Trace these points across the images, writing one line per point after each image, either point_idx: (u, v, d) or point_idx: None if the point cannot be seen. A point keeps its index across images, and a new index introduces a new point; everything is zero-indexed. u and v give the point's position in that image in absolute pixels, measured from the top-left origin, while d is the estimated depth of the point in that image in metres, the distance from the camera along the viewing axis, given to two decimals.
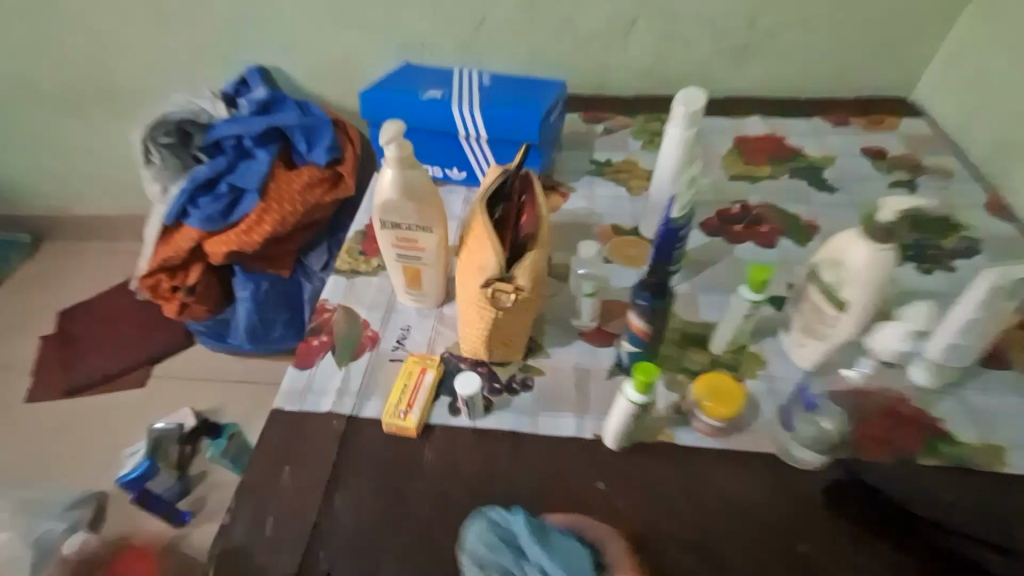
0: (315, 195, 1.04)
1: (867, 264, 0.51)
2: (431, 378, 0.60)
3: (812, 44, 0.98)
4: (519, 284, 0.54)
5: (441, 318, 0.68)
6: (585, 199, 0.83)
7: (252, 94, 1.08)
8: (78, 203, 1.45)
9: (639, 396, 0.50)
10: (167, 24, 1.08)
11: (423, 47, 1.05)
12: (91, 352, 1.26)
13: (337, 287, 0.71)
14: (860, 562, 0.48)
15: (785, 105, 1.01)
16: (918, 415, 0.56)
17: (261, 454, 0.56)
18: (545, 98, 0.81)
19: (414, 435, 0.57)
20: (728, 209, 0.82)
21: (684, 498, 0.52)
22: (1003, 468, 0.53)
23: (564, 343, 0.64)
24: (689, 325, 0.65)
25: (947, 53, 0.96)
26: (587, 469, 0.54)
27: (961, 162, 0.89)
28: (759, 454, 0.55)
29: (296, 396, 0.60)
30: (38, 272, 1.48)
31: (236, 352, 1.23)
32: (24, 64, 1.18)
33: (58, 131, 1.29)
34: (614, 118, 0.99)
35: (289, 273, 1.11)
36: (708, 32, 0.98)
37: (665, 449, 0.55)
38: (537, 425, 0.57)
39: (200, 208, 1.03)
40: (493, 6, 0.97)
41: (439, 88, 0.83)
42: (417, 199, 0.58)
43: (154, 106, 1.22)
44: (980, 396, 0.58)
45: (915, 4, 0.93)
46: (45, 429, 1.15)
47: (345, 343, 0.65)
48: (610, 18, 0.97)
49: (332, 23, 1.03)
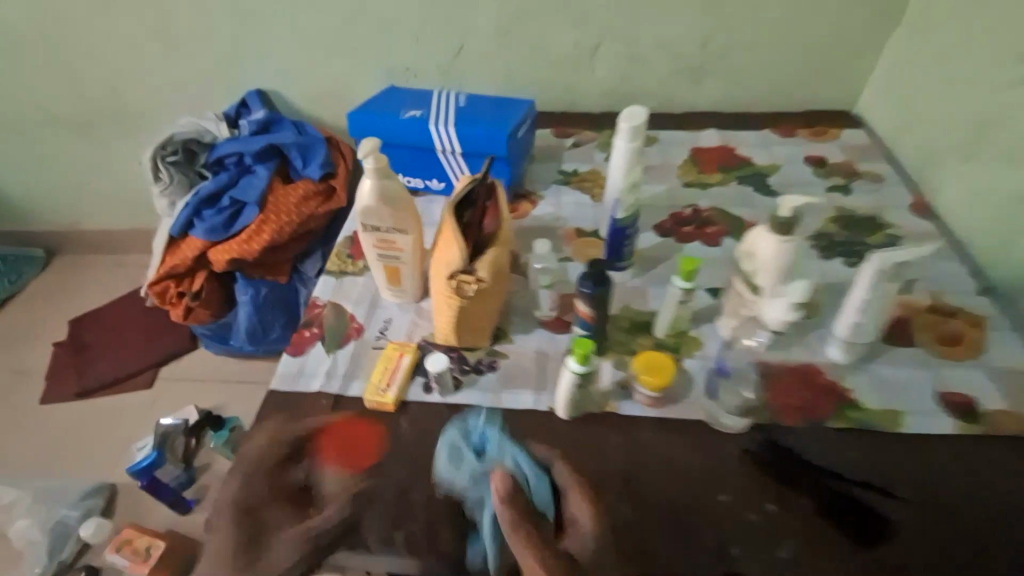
0: (310, 207, 1.13)
1: (775, 254, 0.59)
2: (408, 361, 0.68)
3: (761, 63, 1.08)
4: (479, 276, 0.63)
5: (419, 311, 0.76)
6: (552, 206, 0.91)
7: (252, 115, 1.19)
8: (90, 218, 1.55)
9: (579, 366, 0.58)
10: (177, 55, 1.19)
11: (408, 71, 1.15)
12: (101, 356, 1.34)
13: (327, 286, 0.80)
14: (774, 509, 0.55)
15: (739, 118, 1.10)
16: (832, 387, 0.64)
17: (258, 427, 0.64)
18: (514, 116, 0.91)
19: (392, 409, 0.65)
20: (681, 212, 0.89)
21: (623, 459, 0.60)
22: (901, 428, 0.61)
23: (526, 331, 0.73)
24: (638, 314, 0.74)
25: (880, 70, 1.06)
26: (541, 436, 0.62)
27: (892, 168, 0.97)
28: (692, 422, 0.62)
29: (290, 378, 0.69)
30: (51, 284, 1.57)
31: (237, 355, 1.31)
32: (45, 92, 1.28)
33: (74, 152, 1.40)
34: (583, 133, 1.08)
35: (286, 279, 1.20)
36: (665, 55, 1.08)
37: (610, 418, 0.63)
38: (500, 400, 0.66)
39: (204, 220, 1.13)
40: (471, 35, 1.08)
41: (417, 107, 0.92)
42: (393, 205, 0.67)
43: (163, 128, 1.33)
44: (888, 369, 0.66)
45: (849, 28, 1.03)
46: (60, 428, 1.23)
47: (334, 333, 0.74)
48: (576, 43, 1.08)
49: (325, 51, 1.14)
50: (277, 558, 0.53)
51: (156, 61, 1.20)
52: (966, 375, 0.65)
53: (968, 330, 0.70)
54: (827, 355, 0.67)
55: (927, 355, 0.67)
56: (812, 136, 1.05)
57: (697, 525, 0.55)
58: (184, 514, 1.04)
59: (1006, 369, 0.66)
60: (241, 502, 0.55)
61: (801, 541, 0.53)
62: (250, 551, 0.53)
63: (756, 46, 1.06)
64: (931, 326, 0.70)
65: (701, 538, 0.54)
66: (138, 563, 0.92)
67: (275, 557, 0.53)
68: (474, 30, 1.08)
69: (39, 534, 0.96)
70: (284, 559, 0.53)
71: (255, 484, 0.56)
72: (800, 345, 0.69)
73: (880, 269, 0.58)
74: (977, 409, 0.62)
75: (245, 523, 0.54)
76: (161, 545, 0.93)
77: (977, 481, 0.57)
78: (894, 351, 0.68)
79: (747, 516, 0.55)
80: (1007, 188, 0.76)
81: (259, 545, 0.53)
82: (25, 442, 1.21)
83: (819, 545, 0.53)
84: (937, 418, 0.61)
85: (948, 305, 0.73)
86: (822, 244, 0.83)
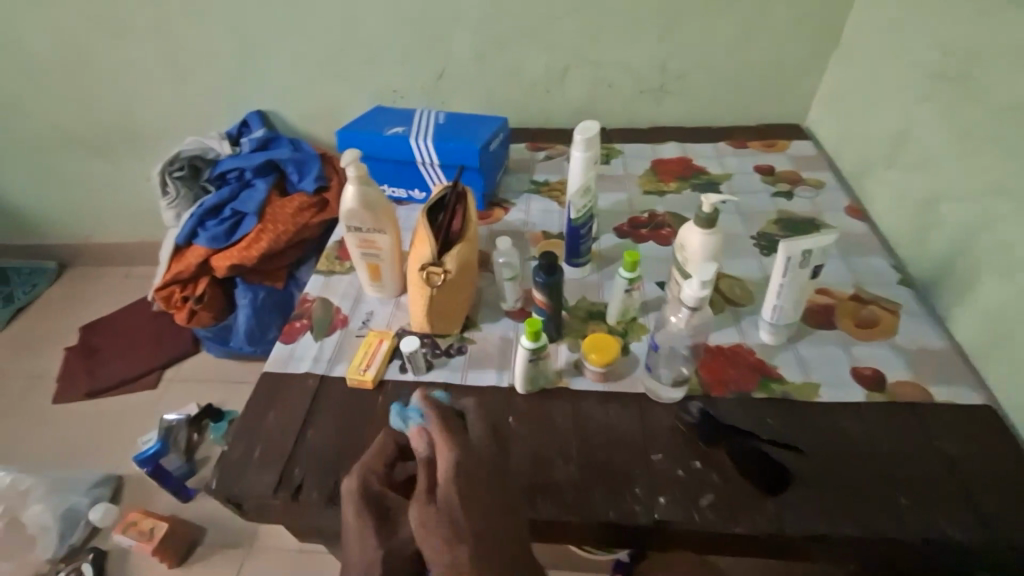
0: (305, 218, 1.23)
1: (702, 244, 0.69)
2: (386, 346, 0.77)
3: (714, 84, 1.19)
4: (447, 268, 0.72)
5: (398, 304, 0.85)
6: (522, 212, 1.01)
7: (253, 134, 1.30)
8: (102, 232, 1.66)
9: (531, 342, 0.67)
10: (185, 81, 1.30)
11: (396, 94, 1.26)
12: (110, 360, 1.43)
13: (317, 283, 0.89)
14: (699, 467, 0.64)
15: (698, 132, 1.21)
16: (759, 364, 0.73)
17: (253, 403, 0.73)
18: (487, 132, 1.01)
19: (371, 387, 0.74)
20: (638, 216, 0.98)
21: (571, 425, 0.69)
22: (816, 397, 0.69)
23: (493, 320, 0.82)
24: (593, 305, 0.83)
25: (822, 88, 1.16)
26: (502, 408, 0.71)
27: (832, 175, 1.06)
28: (633, 394, 0.71)
29: (282, 362, 0.78)
30: (63, 294, 1.67)
31: (236, 357, 1.40)
32: (64, 116, 1.40)
33: (88, 170, 1.51)
34: (554, 147, 1.18)
35: (282, 284, 1.30)
36: (628, 76, 1.19)
37: (562, 392, 0.72)
38: (466, 377, 0.74)
39: (207, 229, 1.23)
40: (451, 61, 1.20)
41: (400, 125, 1.02)
42: (372, 208, 0.76)
43: (171, 147, 1.44)
44: (810, 349, 0.75)
45: (792, 51, 1.14)
46: (70, 426, 1.32)
47: (322, 323, 0.83)
48: (547, 67, 1.19)
49: (320, 76, 1.25)
50: (412, 527, 0.56)
51: (166, 87, 1.32)
52: (877, 352, 0.74)
53: (884, 315, 0.79)
54: (760, 338, 0.76)
55: (845, 337, 0.76)
56: (762, 148, 1.15)
57: (632, 480, 0.64)
58: (185, 502, 1.11)
59: (915, 348, 0.75)
60: (373, 484, 0.58)
61: (719, 491, 0.62)
62: (383, 524, 0.56)
63: (710, 68, 1.17)
64: (852, 312, 0.79)
65: (636, 490, 0.63)
66: (144, 542, 1.00)
67: (409, 528, 0.56)
68: (454, 56, 1.19)
69: (52, 519, 1.03)
70: (418, 529, 0.56)
71: (376, 473, 0.59)
72: (736, 330, 0.77)
73: (791, 256, 0.67)
74: (884, 381, 0.71)
75: (378, 507, 0.56)
76: (165, 526, 1.01)
77: (874, 442, 0.65)
78: (816, 333, 0.77)
79: (675, 472, 0.64)
80: (918, 191, 0.86)
81: (389, 520, 0.56)
82: (39, 439, 1.29)
83: (734, 494, 0.62)
84: (848, 389, 0.70)
85: (869, 294, 0.82)
86: (764, 243, 0.91)
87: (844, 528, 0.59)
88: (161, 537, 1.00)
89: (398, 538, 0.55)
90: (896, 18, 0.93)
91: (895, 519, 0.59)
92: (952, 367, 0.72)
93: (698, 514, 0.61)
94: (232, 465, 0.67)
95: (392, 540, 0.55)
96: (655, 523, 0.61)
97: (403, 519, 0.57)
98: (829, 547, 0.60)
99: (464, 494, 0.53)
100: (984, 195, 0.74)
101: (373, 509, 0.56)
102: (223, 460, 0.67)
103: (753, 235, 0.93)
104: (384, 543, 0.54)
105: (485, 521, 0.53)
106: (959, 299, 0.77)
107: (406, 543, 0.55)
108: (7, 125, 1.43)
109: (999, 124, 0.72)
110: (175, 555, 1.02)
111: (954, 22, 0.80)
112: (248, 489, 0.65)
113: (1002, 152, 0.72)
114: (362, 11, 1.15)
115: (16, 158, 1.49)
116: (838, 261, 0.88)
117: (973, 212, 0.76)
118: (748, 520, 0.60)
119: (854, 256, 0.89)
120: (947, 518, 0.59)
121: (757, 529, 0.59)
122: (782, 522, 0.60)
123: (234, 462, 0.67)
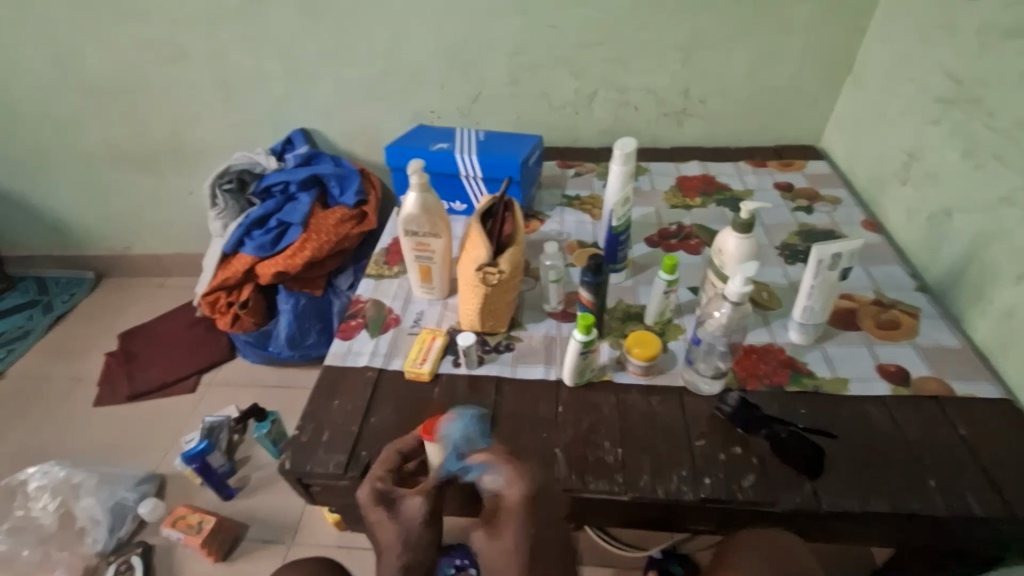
0: (346, 229, 1.31)
1: (738, 248, 0.75)
2: (439, 343, 0.82)
3: (733, 107, 1.27)
4: (501, 268, 0.77)
5: (447, 305, 0.91)
6: (556, 223, 1.07)
7: (297, 150, 1.38)
8: (141, 244, 1.73)
9: (582, 336, 0.72)
10: (234, 102, 1.39)
11: (432, 114, 1.35)
12: (149, 364, 1.49)
13: (367, 286, 0.95)
14: (739, 452, 0.69)
15: (718, 152, 1.28)
16: (791, 361, 0.78)
17: (317, 391, 0.78)
18: (525, 147, 1.08)
19: (427, 379, 0.78)
20: (666, 228, 1.05)
21: (616, 413, 0.74)
22: (845, 391, 0.74)
23: (537, 320, 0.87)
24: (630, 307, 0.88)
25: (836, 112, 1.24)
26: (552, 398, 0.76)
27: (847, 192, 1.13)
28: (673, 387, 0.76)
29: (341, 356, 0.83)
30: (101, 302, 1.73)
31: (272, 362, 1.45)
32: (115, 133, 1.48)
33: (132, 184, 1.58)
34: (582, 165, 1.26)
35: (321, 291, 1.36)
36: (653, 100, 1.27)
37: (606, 385, 0.77)
38: (516, 371, 0.79)
39: (254, 239, 1.31)
40: (486, 85, 1.28)
41: (444, 141, 1.10)
42: (430, 213, 0.83)
43: (216, 162, 1.51)
44: (837, 347, 0.80)
45: (807, 78, 1.22)
46: (111, 427, 1.37)
47: (375, 321, 0.88)
48: (576, 91, 1.27)
49: (362, 96, 1.34)
50: (416, 505, 0.62)
51: (217, 106, 1.40)
52: (899, 351, 0.80)
53: (905, 318, 0.84)
54: (790, 338, 0.81)
55: (868, 337, 0.81)
56: (779, 167, 1.22)
57: (677, 463, 0.68)
58: (226, 500, 1.21)
59: (934, 347, 0.80)
60: (378, 484, 0.63)
61: (759, 473, 0.67)
62: (392, 511, 0.62)
63: (730, 93, 1.25)
64: (875, 315, 0.85)
65: (681, 472, 0.67)
66: (192, 534, 1.09)
67: (412, 508, 0.62)
68: (490, 80, 1.28)
69: (102, 512, 1.13)
70: (422, 506, 0.62)
71: (384, 479, 0.64)
72: (767, 330, 0.83)
73: (822, 259, 0.73)
74: (908, 377, 0.76)
75: (386, 499, 0.63)
76: (211, 520, 1.11)
77: (902, 431, 0.70)
78: (842, 334, 0.82)
79: (717, 455, 0.69)
80: (930, 205, 0.93)
81: (395, 504, 0.63)
82: (82, 440, 1.34)
83: (773, 475, 0.67)
84: (875, 383, 0.75)
85: (890, 299, 0.88)
86: (788, 253, 0.97)
87: (877, 506, 0.63)
88: (207, 532, 1.09)
89: (406, 520, 0.62)
90: (906, 49, 1.01)
91: (924, 498, 0.64)
92: (970, 363, 0.78)
93: (740, 493, 0.65)
94: (303, 445, 0.72)
95: (402, 523, 0.62)
96: (700, 501, 0.65)
97: (406, 505, 0.63)
98: (862, 522, 0.65)
99: (529, 530, 0.62)
100: (995, 207, 0.80)
101: (383, 501, 0.62)
102: (294, 441, 0.73)
103: (777, 246, 0.99)
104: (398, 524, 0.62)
105: (542, 533, 0.63)
106: (973, 303, 0.83)
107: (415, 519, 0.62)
108: (61, 143, 1.50)
109: (1007, 142, 0.79)
110: (218, 550, 1.11)
111: (961, 52, 0.87)
112: (317, 468, 0.70)
113: (1011, 168, 0.78)
114: (407, 38, 1.23)
115: (66, 173, 1.57)
116: (860, 269, 0.94)
117: (983, 223, 0.82)
118: (787, 497, 0.65)
119: (873, 264, 0.95)
120: (974, 499, 0.64)
121: (795, 506, 0.64)
122: (819, 500, 0.65)
123: (304, 444, 0.72)
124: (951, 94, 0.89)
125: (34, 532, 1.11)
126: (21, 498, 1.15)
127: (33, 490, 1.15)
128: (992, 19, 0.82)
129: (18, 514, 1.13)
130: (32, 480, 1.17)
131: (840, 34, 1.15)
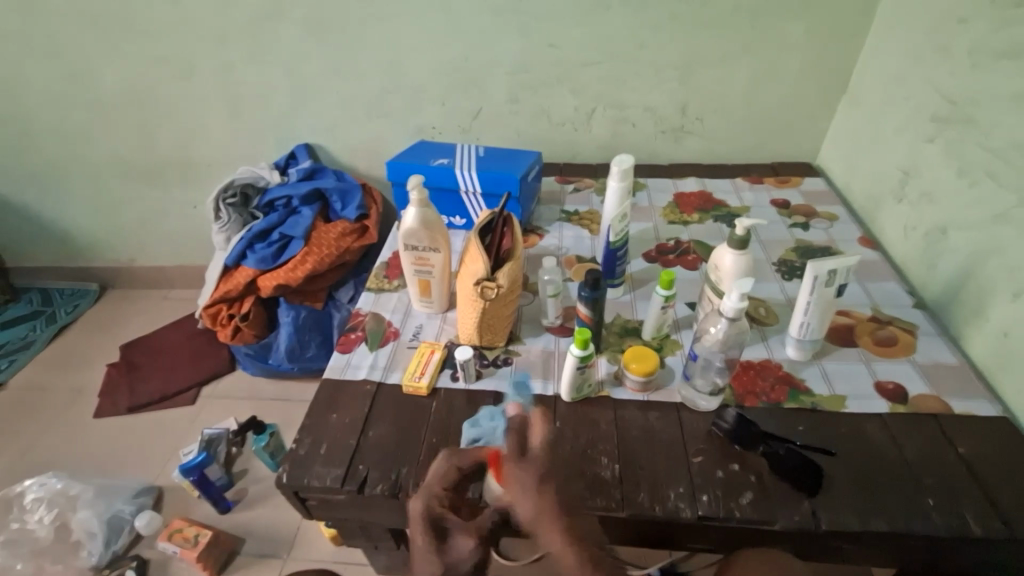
0: (347, 242, 1.32)
1: (734, 263, 0.76)
2: (438, 356, 0.83)
3: (730, 124, 1.29)
4: (500, 283, 0.78)
5: (446, 318, 0.92)
6: (555, 239, 1.08)
7: (300, 165, 1.41)
8: (144, 256, 1.74)
9: (579, 350, 0.72)
10: (239, 117, 1.41)
11: (433, 130, 1.37)
12: (150, 376, 1.50)
13: (367, 300, 0.96)
14: (737, 469, 0.69)
15: (715, 169, 1.29)
16: (788, 378, 0.78)
17: (316, 404, 0.78)
18: (525, 163, 1.09)
19: (425, 394, 0.79)
20: (665, 243, 1.05)
21: (613, 428, 0.74)
22: (842, 407, 0.74)
23: (535, 335, 0.87)
24: (628, 321, 0.89)
25: (833, 130, 1.25)
26: (548, 413, 0.76)
27: (844, 209, 1.14)
28: (670, 402, 0.77)
29: (340, 369, 0.83)
30: (104, 313, 1.74)
31: (271, 374, 1.46)
32: (122, 147, 1.50)
33: (137, 196, 1.60)
34: (581, 181, 1.27)
35: (321, 304, 1.37)
36: (652, 117, 1.29)
37: (604, 400, 0.77)
38: (514, 386, 0.79)
39: (256, 252, 1.32)
40: (487, 102, 1.30)
41: (445, 157, 1.11)
42: (429, 228, 0.84)
43: (220, 175, 1.54)
44: (835, 363, 0.80)
45: (803, 97, 1.23)
46: (109, 438, 1.37)
47: (374, 335, 0.89)
48: (576, 108, 1.29)
49: (365, 112, 1.36)
50: (466, 548, 0.59)
51: (224, 121, 1.42)
52: (897, 369, 0.80)
53: (902, 334, 0.85)
54: (787, 354, 0.82)
55: (866, 354, 0.82)
56: (776, 184, 1.23)
57: (674, 480, 0.68)
58: (223, 513, 1.20)
59: (931, 365, 0.80)
60: (433, 507, 0.60)
61: (757, 491, 0.67)
62: (440, 544, 0.58)
63: (728, 111, 1.27)
64: (871, 332, 0.85)
65: (679, 489, 0.67)
66: (188, 548, 1.08)
67: (463, 550, 0.58)
68: (491, 97, 1.30)
69: (99, 524, 1.13)
70: (471, 551, 0.59)
71: (443, 501, 0.61)
72: (765, 346, 0.83)
73: (818, 275, 0.73)
74: (906, 394, 0.76)
75: (436, 528, 0.59)
76: (208, 533, 1.10)
77: (900, 449, 0.70)
78: (839, 351, 0.82)
79: (715, 472, 0.69)
80: (926, 223, 0.94)
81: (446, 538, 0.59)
82: (81, 451, 1.34)
83: (772, 492, 0.67)
84: (872, 401, 0.75)
85: (887, 316, 0.88)
86: (786, 269, 0.98)
87: (875, 525, 0.63)
88: (204, 545, 1.08)
89: (453, 558, 0.58)
90: (901, 68, 1.02)
91: (923, 517, 0.64)
92: (968, 381, 0.78)
93: (738, 511, 0.65)
94: (299, 458, 0.72)
95: (448, 558, 0.58)
96: (697, 519, 0.65)
97: (456, 542, 0.59)
98: (861, 541, 0.65)
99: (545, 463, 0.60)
100: (988, 225, 0.81)
101: (431, 531, 0.59)
102: (293, 454, 0.73)
103: (774, 262, 1.00)
104: (442, 560, 0.57)
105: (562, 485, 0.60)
106: (970, 320, 0.83)
107: (461, 561, 0.58)
108: (70, 157, 1.53)
109: (1001, 162, 0.79)
110: (215, 564, 1.10)
111: (954, 73, 0.89)
112: (315, 481, 0.70)
113: (1005, 187, 0.79)
114: (411, 57, 1.26)
115: (73, 186, 1.59)
116: (857, 287, 0.94)
117: (978, 241, 0.83)
118: (786, 516, 0.65)
119: (869, 280, 0.95)
120: (973, 518, 0.63)
121: (794, 525, 0.64)
122: (817, 519, 0.64)
123: (302, 456, 0.73)
124: (944, 114, 0.90)
125: (28, 544, 1.11)
126: (17, 511, 1.15)
127: (29, 501, 1.15)
128: (982, 42, 0.83)
129: (14, 526, 1.13)
130: (29, 492, 1.16)
131: (835, 55, 1.17)
